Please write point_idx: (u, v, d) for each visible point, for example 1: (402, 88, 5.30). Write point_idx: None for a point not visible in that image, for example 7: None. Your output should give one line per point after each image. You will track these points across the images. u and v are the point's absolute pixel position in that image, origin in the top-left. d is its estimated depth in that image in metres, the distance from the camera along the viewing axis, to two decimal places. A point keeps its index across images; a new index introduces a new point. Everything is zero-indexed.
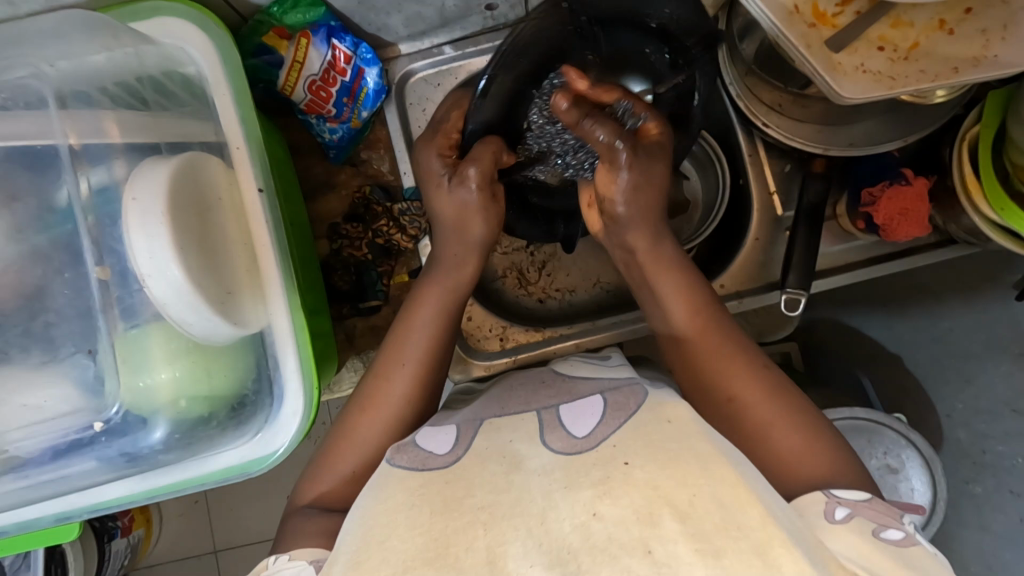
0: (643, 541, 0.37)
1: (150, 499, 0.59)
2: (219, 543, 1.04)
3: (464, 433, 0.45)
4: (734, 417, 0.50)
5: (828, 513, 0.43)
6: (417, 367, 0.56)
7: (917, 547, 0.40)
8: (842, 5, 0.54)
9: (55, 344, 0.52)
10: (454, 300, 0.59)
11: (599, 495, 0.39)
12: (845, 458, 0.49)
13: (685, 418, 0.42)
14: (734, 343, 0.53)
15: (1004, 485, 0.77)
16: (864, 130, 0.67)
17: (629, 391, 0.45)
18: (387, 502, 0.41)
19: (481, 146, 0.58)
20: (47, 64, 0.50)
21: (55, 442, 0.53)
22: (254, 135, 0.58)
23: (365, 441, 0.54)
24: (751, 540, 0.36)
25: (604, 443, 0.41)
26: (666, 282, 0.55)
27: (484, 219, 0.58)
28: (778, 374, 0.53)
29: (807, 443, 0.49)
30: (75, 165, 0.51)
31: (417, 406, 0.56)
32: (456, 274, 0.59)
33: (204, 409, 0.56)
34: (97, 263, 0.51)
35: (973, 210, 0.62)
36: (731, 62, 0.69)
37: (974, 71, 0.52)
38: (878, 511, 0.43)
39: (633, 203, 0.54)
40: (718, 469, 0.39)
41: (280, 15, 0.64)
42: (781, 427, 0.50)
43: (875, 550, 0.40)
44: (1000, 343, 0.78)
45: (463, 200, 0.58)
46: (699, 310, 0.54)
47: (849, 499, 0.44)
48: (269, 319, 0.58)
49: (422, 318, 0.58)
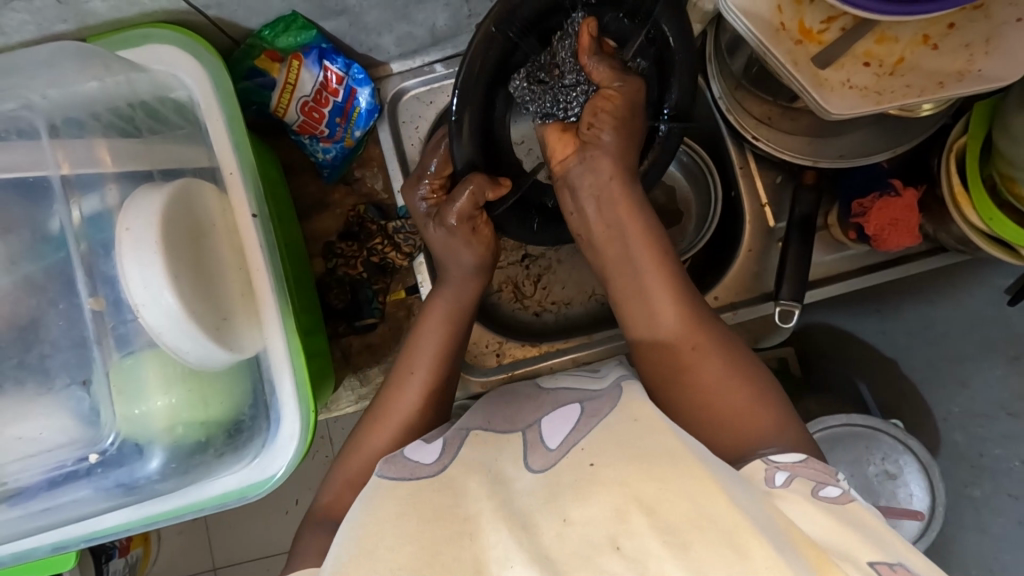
0: (613, 538, 0.37)
1: (146, 527, 0.58)
2: (219, 560, 1.03)
3: (450, 444, 0.46)
4: (679, 366, 0.51)
5: (770, 480, 0.43)
6: (428, 375, 0.57)
7: (853, 503, 0.41)
8: (828, 22, 0.54)
9: (50, 375, 0.52)
10: (461, 312, 0.60)
11: (575, 496, 0.39)
12: (789, 417, 0.49)
13: (649, 413, 0.42)
14: (683, 296, 0.53)
15: (1002, 487, 0.77)
16: (852, 141, 0.68)
17: (607, 395, 0.46)
18: (376, 513, 0.41)
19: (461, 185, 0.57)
20: (38, 95, 0.51)
21: (50, 475, 0.53)
22: (246, 158, 0.58)
23: (376, 447, 0.54)
24: (722, 531, 0.36)
25: (573, 448, 0.42)
26: (641, 246, 0.54)
27: (473, 243, 0.59)
28: (723, 329, 0.53)
29: (751, 398, 0.49)
30: (67, 194, 0.51)
31: (428, 415, 0.56)
32: (461, 292, 0.60)
33: (200, 434, 0.56)
34: (91, 293, 0.51)
35: (962, 219, 0.63)
36: (721, 75, 0.70)
37: (958, 86, 0.53)
38: (815, 470, 0.43)
39: (596, 170, 0.54)
40: (685, 464, 0.38)
41: (271, 39, 0.63)
42: (724, 381, 0.50)
43: (816, 515, 0.40)
44: (991, 343, 0.78)
45: (443, 236, 0.59)
46: (662, 263, 0.53)
47: (788, 462, 0.44)
48: (265, 342, 0.58)
49: (431, 325, 0.58)
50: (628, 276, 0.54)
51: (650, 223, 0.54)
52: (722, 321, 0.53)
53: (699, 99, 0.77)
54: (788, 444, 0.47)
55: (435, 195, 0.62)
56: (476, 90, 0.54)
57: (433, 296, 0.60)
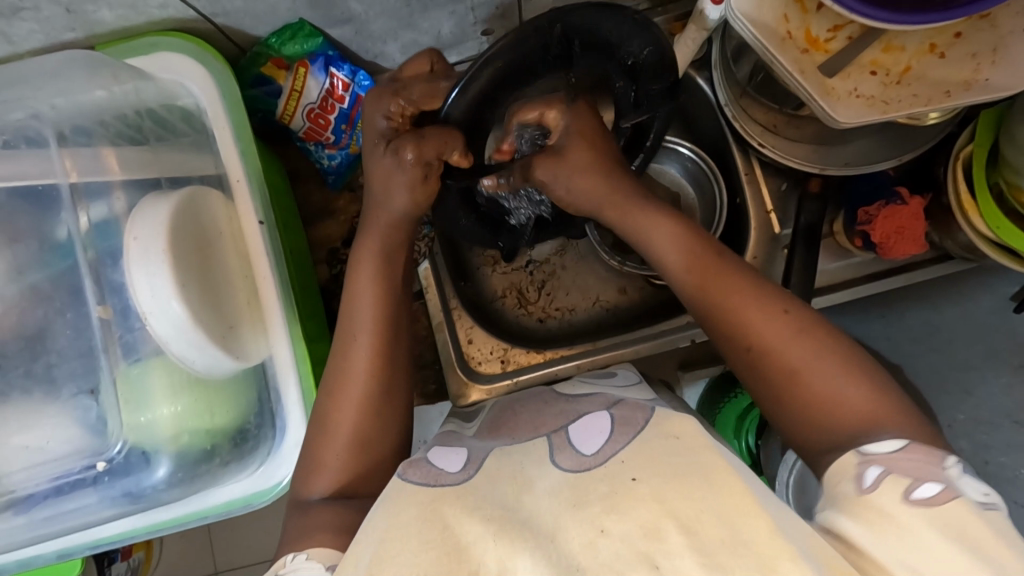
0: (649, 555, 0.36)
1: (150, 535, 0.59)
2: (220, 564, 1.03)
3: (475, 456, 0.47)
4: (756, 363, 0.48)
5: (860, 478, 0.40)
6: (374, 338, 0.54)
7: (954, 502, 0.37)
8: (833, 31, 0.55)
9: (57, 385, 0.51)
10: (392, 262, 0.56)
11: (605, 511, 0.38)
12: (890, 400, 0.45)
13: (689, 433, 0.43)
14: (750, 284, 0.50)
15: (1009, 495, 0.78)
16: (859, 149, 0.68)
17: (637, 409, 0.47)
18: (399, 517, 0.41)
19: (437, 132, 0.50)
20: (46, 105, 0.51)
21: (56, 484, 0.53)
22: (253, 167, 0.59)
23: (342, 424, 0.53)
24: (755, 559, 0.35)
25: (612, 459, 0.41)
26: (655, 229, 0.54)
27: (413, 194, 0.53)
28: (803, 311, 0.49)
29: (843, 381, 0.45)
30: (75, 201, 0.51)
31: (383, 380, 0.54)
32: (384, 241, 0.56)
33: (205, 443, 0.56)
34: (99, 302, 0.52)
35: (968, 227, 0.63)
36: (726, 83, 0.70)
37: (965, 95, 0.53)
38: (916, 462, 0.40)
39: (574, 185, 0.54)
40: (721, 482, 0.39)
41: (278, 47, 0.63)
42: (811, 370, 0.46)
43: (911, 523, 0.37)
44: (1001, 354, 0.76)
45: (390, 169, 0.52)
46: (712, 270, 0.51)
47: (883, 452, 0.41)
48: (269, 351, 0.58)
49: (364, 285, 0.55)
50: (696, 290, 0.51)
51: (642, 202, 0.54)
52: (795, 307, 0.49)
53: (705, 107, 0.77)
54: (902, 428, 0.42)
55: (402, 119, 0.53)
56: (508, 57, 0.50)
57: (360, 252, 0.56)
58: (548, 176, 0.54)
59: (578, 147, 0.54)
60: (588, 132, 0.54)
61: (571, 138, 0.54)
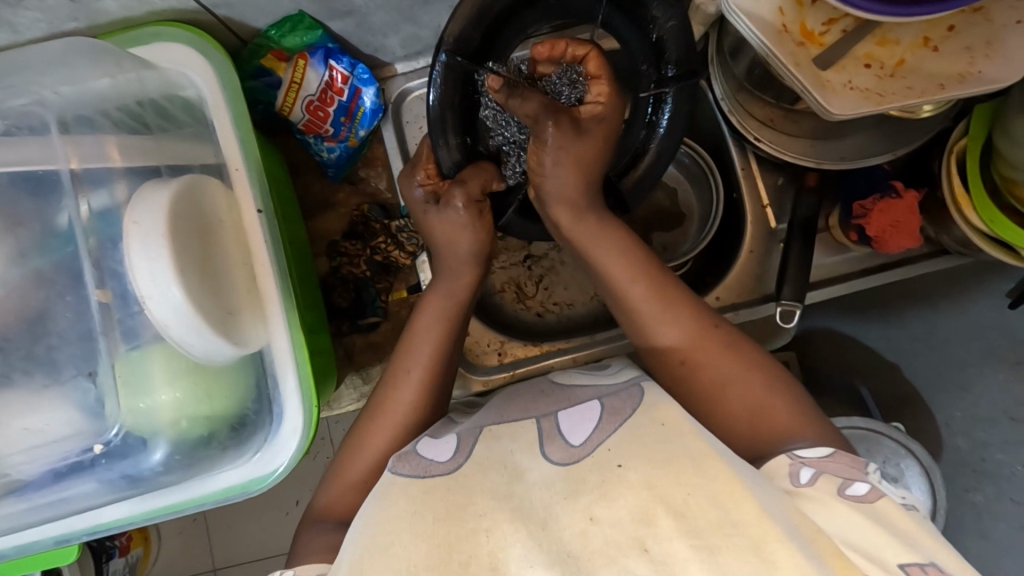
0: (640, 540, 0.37)
1: (148, 521, 0.59)
2: (219, 561, 1.03)
3: (464, 441, 0.45)
4: (686, 377, 0.50)
5: (794, 477, 0.43)
6: (419, 399, 0.56)
7: (883, 500, 0.40)
8: (828, 25, 0.55)
9: (57, 367, 0.52)
10: (456, 306, 0.59)
11: (597, 497, 0.39)
12: (805, 410, 0.49)
13: (676, 418, 0.42)
14: (681, 297, 0.53)
15: (1004, 492, 0.76)
16: (854, 143, 0.68)
17: (626, 394, 0.45)
18: (390, 511, 0.41)
19: (473, 171, 0.59)
20: (49, 90, 0.51)
21: (56, 466, 0.54)
22: (253, 156, 0.59)
23: (375, 451, 0.54)
24: (746, 538, 0.36)
25: (599, 447, 0.41)
26: (605, 249, 0.55)
27: (476, 236, 0.58)
28: (726, 328, 0.52)
29: (757, 395, 0.49)
30: (76, 188, 0.52)
31: (426, 416, 0.56)
32: (455, 285, 0.59)
33: (204, 429, 0.57)
34: (98, 286, 0.52)
35: (963, 221, 0.63)
36: (722, 78, 0.70)
37: (958, 88, 0.53)
38: (843, 466, 0.43)
39: (560, 173, 0.54)
40: (713, 469, 0.38)
41: (278, 39, 0.64)
42: (734, 385, 0.49)
43: (850, 518, 0.39)
44: (994, 351, 0.77)
45: (450, 219, 0.58)
46: (656, 286, 0.53)
47: (813, 457, 0.44)
48: (269, 338, 0.58)
49: (425, 324, 0.58)
50: (634, 305, 0.53)
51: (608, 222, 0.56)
52: (724, 324, 0.52)
53: (703, 102, 0.77)
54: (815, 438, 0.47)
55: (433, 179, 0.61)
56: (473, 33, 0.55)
57: (428, 297, 0.60)
58: (553, 141, 0.53)
59: (595, 131, 0.54)
60: (606, 128, 0.55)
61: (592, 124, 0.54)
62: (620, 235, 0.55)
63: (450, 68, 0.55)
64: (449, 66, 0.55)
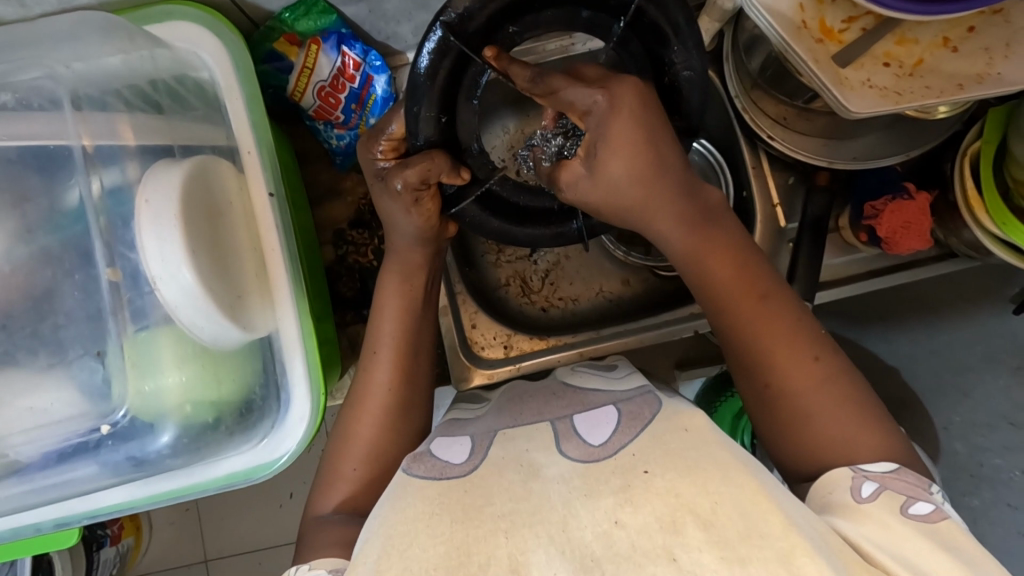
0: (667, 549, 0.35)
1: (151, 505, 0.58)
2: (210, 552, 1.02)
3: (479, 442, 0.46)
4: (773, 394, 0.49)
5: (856, 490, 0.43)
6: (393, 381, 0.56)
7: (946, 522, 0.40)
8: (848, 22, 0.55)
9: (63, 347, 0.51)
10: (415, 282, 0.58)
11: (621, 503, 0.38)
12: (887, 434, 0.47)
13: (700, 425, 0.42)
14: (783, 315, 0.50)
15: (1001, 497, 0.78)
16: (866, 144, 0.68)
17: (642, 401, 0.45)
18: (406, 512, 0.40)
19: (421, 158, 0.50)
20: (63, 65, 0.50)
21: (60, 447, 0.53)
22: (265, 139, 0.58)
23: (360, 437, 0.55)
24: (774, 549, 0.35)
25: (623, 451, 0.41)
26: (717, 266, 0.50)
27: (419, 218, 0.55)
28: (825, 349, 0.49)
29: (843, 417, 0.47)
30: (87, 165, 0.51)
31: (402, 394, 0.56)
32: (410, 260, 0.58)
33: (210, 415, 0.56)
34: (108, 264, 0.51)
35: (976, 225, 0.63)
36: (737, 76, 0.69)
37: (979, 88, 0.53)
38: (907, 483, 0.43)
39: (598, 193, 0.49)
40: (738, 478, 0.38)
41: (291, 22, 0.63)
42: (819, 403, 0.47)
43: (908, 533, 0.39)
44: (997, 356, 0.78)
45: (389, 207, 0.55)
46: (753, 292, 0.50)
47: (876, 471, 0.44)
48: (276, 324, 0.58)
49: (388, 303, 0.58)
50: (728, 309, 0.50)
51: (675, 195, 0.49)
52: (826, 356, 0.49)
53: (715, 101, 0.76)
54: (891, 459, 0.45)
55: (392, 154, 0.55)
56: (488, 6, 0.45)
57: (386, 274, 0.59)
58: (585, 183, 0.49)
59: (615, 151, 0.46)
60: (633, 104, 0.45)
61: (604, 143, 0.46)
62: (691, 207, 0.50)
63: (439, 45, 0.46)
64: (437, 41, 0.46)
